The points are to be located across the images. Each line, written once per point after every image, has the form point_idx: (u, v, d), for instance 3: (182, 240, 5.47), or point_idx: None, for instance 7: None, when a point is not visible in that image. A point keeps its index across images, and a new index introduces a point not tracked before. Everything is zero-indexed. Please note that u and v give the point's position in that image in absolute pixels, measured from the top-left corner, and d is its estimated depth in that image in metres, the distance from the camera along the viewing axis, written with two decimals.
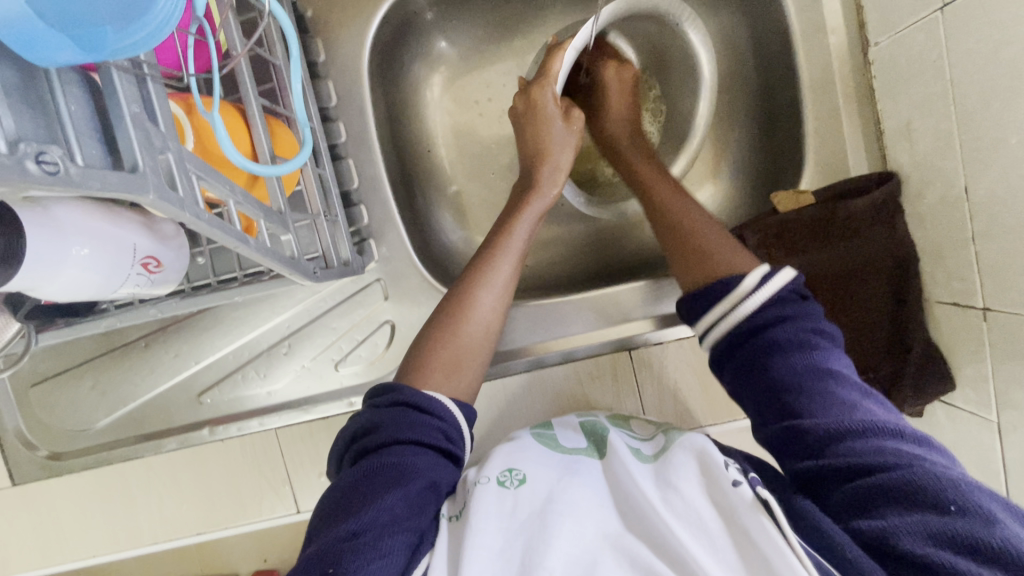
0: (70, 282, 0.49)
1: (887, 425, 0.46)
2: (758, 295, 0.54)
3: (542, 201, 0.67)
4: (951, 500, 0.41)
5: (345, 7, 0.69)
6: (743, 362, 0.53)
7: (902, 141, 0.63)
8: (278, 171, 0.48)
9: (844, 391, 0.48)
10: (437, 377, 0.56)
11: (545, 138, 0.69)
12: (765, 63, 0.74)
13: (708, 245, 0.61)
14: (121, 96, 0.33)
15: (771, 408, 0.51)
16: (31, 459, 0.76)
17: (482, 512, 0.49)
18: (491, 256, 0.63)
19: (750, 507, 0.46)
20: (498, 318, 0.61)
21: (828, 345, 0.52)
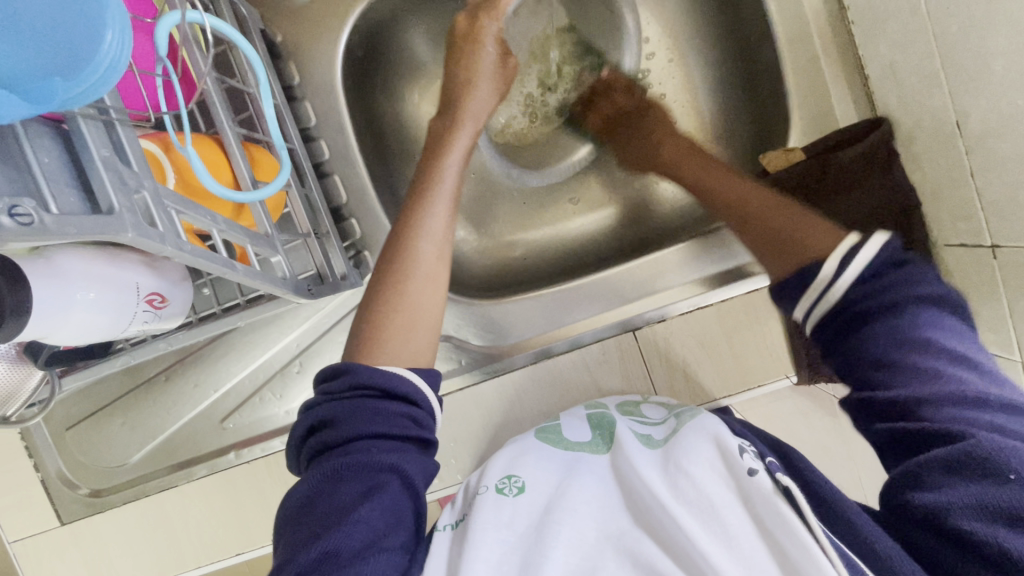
0: (82, 326, 0.51)
1: (968, 395, 0.42)
2: (847, 277, 0.49)
3: (468, 137, 0.66)
4: (1012, 468, 0.39)
5: (313, 28, 0.70)
6: (838, 329, 0.49)
7: (889, 83, 0.61)
8: (257, 195, 0.49)
9: (935, 363, 0.44)
10: (393, 348, 0.54)
11: (473, 64, 0.69)
12: (737, 22, 0.72)
13: (805, 235, 0.54)
14: (90, 143, 0.35)
15: (860, 387, 0.48)
16: (75, 498, 0.80)
17: (480, 523, 0.51)
18: (423, 201, 0.61)
19: (769, 496, 0.47)
20: (444, 268, 0.59)
21: (927, 308, 0.46)
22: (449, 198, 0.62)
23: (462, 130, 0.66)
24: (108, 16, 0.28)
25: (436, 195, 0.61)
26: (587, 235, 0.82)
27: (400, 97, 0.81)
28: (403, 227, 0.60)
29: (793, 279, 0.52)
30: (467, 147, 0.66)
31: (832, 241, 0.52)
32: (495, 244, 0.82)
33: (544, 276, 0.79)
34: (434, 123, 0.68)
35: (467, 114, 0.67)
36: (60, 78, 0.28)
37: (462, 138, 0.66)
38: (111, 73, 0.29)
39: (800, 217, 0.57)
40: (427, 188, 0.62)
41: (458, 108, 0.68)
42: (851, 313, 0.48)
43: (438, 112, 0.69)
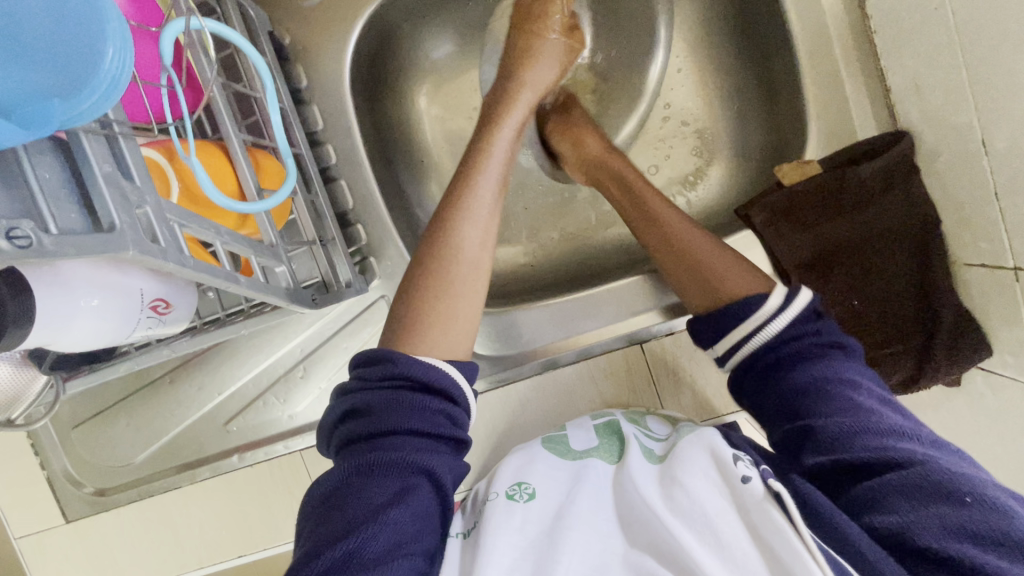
0: (85, 331, 0.51)
1: (899, 429, 0.49)
2: (785, 313, 0.56)
3: (520, 114, 0.66)
4: (966, 492, 0.43)
5: (322, 30, 0.69)
6: (761, 374, 0.57)
7: (912, 97, 0.59)
8: (263, 206, 0.48)
9: (862, 398, 0.51)
10: (438, 325, 0.54)
11: (538, 43, 0.69)
12: (755, 30, 0.70)
13: (719, 272, 0.61)
14: (91, 158, 0.34)
15: (792, 422, 0.53)
16: (80, 496, 0.80)
17: (492, 528, 0.50)
18: (470, 176, 0.60)
19: (761, 503, 0.47)
20: (486, 250, 0.59)
21: (847, 357, 0.55)
22: (499, 174, 0.62)
23: (514, 108, 0.66)
24: (108, 30, 0.27)
25: (486, 171, 0.61)
26: (595, 243, 0.81)
27: (409, 100, 0.79)
28: (450, 204, 0.59)
29: (707, 322, 0.60)
30: (519, 125, 0.65)
31: (749, 284, 0.59)
32: (502, 250, 0.81)
33: (552, 285, 0.78)
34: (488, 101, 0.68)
35: (521, 90, 0.67)
36: (59, 99, 0.27)
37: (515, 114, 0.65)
38: (114, 89, 0.28)
39: (713, 244, 0.63)
40: (474, 164, 0.61)
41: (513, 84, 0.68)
42: (785, 355, 0.56)
43: (495, 87, 0.68)
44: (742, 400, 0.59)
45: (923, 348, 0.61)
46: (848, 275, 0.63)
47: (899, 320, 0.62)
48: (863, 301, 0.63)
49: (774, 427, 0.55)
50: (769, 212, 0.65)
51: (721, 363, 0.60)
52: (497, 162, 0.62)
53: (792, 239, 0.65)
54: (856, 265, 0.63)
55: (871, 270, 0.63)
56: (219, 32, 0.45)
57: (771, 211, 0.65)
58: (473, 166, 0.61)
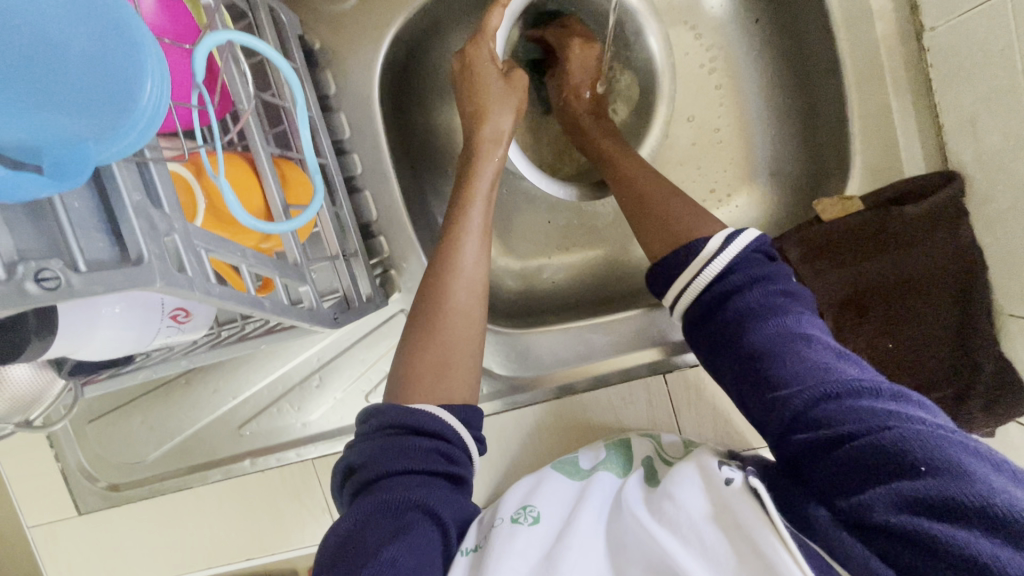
0: (106, 342, 0.49)
1: (860, 384, 0.44)
2: (723, 260, 0.53)
3: (492, 163, 0.64)
4: (920, 459, 0.39)
5: (354, 37, 0.67)
6: (719, 334, 0.52)
7: (968, 138, 0.57)
8: (289, 226, 0.46)
9: (816, 354, 0.46)
10: (424, 390, 0.53)
11: (484, 95, 0.65)
12: (802, 55, 0.68)
13: (678, 211, 0.58)
14: (121, 187, 0.33)
15: (753, 386, 0.48)
16: (93, 490, 0.81)
17: (498, 552, 0.47)
18: (454, 241, 0.60)
19: (741, 497, 0.45)
20: (480, 310, 0.58)
21: (796, 306, 0.51)
22: (477, 235, 0.60)
23: (482, 159, 0.64)
24: (145, 68, 0.26)
25: (467, 228, 0.60)
26: (620, 264, 0.79)
27: (437, 109, 0.78)
28: (438, 269, 0.59)
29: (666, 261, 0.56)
30: (492, 180, 0.64)
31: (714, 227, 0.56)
32: (525, 267, 0.80)
33: (571, 307, 0.78)
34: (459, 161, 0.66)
35: (484, 142, 0.65)
36: (93, 143, 0.26)
37: (487, 167, 0.64)
38: (151, 124, 0.28)
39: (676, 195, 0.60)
40: (455, 229, 0.60)
41: (476, 133, 0.65)
42: (734, 312, 0.51)
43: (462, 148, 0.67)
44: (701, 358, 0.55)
45: (960, 394, 0.60)
46: (886, 318, 0.61)
47: (937, 364, 0.60)
48: (899, 347, 0.61)
49: (742, 395, 0.50)
50: (805, 248, 0.63)
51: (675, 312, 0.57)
52: (476, 217, 0.61)
53: (828, 278, 0.62)
54: (894, 306, 0.61)
55: (909, 314, 0.60)
56: (248, 46, 0.43)
57: (808, 247, 0.63)
58: (455, 223, 0.61)
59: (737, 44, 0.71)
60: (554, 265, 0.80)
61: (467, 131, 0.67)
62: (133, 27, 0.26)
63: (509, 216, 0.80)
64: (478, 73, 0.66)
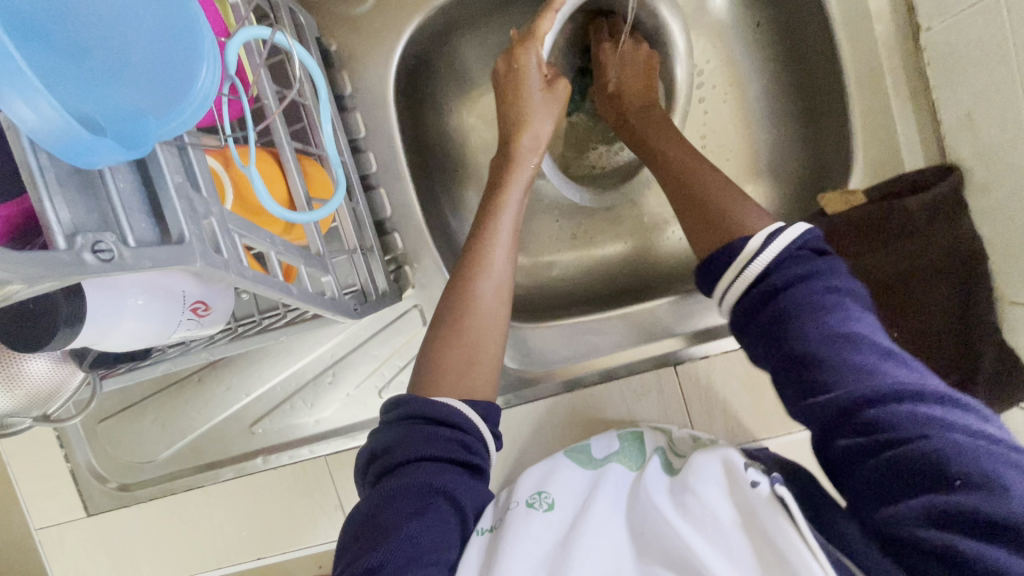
0: (129, 334, 0.49)
1: (910, 392, 0.41)
2: (771, 253, 0.49)
3: (528, 172, 0.66)
4: (957, 473, 0.37)
5: (369, 39, 0.69)
6: (763, 328, 0.48)
7: (965, 132, 0.59)
8: (315, 216, 0.47)
9: (869, 358, 0.43)
10: (449, 383, 0.54)
11: (525, 104, 0.67)
12: (803, 55, 0.70)
13: (724, 208, 0.56)
14: (164, 168, 0.34)
15: (792, 387, 0.45)
16: (102, 491, 0.80)
17: (512, 534, 0.48)
18: (481, 244, 0.61)
19: (768, 505, 0.44)
20: (504, 310, 0.60)
21: (849, 302, 0.46)
22: (509, 240, 0.62)
23: (519, 167, 0.66)
24: (205, 51, 0.28)
25: (498, 233, 0.61)
26: (627, 260, 0.81)
27: (449, 110, 0.79)
28: (464, 268, 0.60)
29: (710, 266, 0.53)
30: (527, 184, 0.66)
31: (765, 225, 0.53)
32: (534, 263, 0.81)
33: (581, 302, 0.79)
34: (493, 164, 0.68)
35: (522, 151, 0.66)
36: (154, 117, 0.27)
37: (521, 172, 0.66)
38: (199, 110, 0.29)
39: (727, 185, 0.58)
40: (485, 231, 0.62)
41: (516, 141, 0.67)
42: (777, 307, 0.47)
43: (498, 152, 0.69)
44: (743, 345, 0.51)
45: (964, 381, 0.61)
46: (891, 309, 0.63)
47: (942, 356, 0.61)
48: (905, 336, 0.62)
49: (783, 393, 0.47)
50: None
51: (720, 308, 0.54)
52: (508, 223, 0.63)
53: None
54: (897, 296, 0.62)
55: (914, 304, 0.62)
56: (304, 57, 0.47)
57: None
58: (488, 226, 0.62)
59: (739, 47, 0.74)
60: (564, 263, 0.82)
61: (504, 137, 0.69)
62: (194, 11, 0.27)
63: None
64: (522, 75, 0.66)
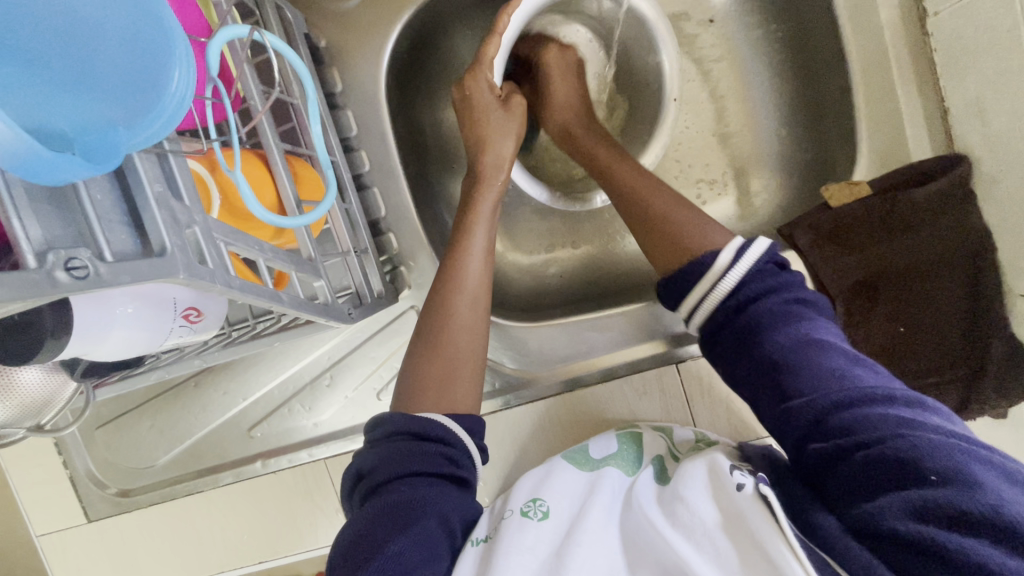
0: (120, 343, 0.48)
1: (877, 393, 0.44)
2: (737, 272, 0.52)
3: (495, 190, 0.64)
4: (933, 469, 0.39)
5: (359, 34, 0.67)
6: (733, 343, 0.52)
7: (975, 120, 0.57)
8: (305, 221, 0.46)
9: (834, 364, 0.47)
10: (431, 399, 0.53)
11: (482, 126, 0.65)
12: (806, 43, 0.68)
13: (677, 222, 0.57)
14: (143, 178, 0.33)
15: (771, 397, 0.49)
16: (102, 496, 0.80)
17: (505, 545, 0.47)
18: (454, 262, 0.60)
19: (752, 510, 0.43)
20: (483, 326, 0.58)
21: (812, 316, 0.51)
22: (481, 256, 0.60)
23: (486, 184, 0.64)
24: (175, 55, 0.26)
25: (471, 247, 0.60)
26: (627, 257, 0.80)
27: (443, 106, 0.78)
28: (438, 291, 0.59)
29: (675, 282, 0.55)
30: (495, 202, 0.64)
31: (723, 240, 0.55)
32: (532, 261, 0.80)
33: (580, 300, 0.78)
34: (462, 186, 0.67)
35: (487, 170, 0.65)
36: (122, 127, 0.26)
37: (488, 189, 0.64)
38: (176, 115, 0.28)
39: (677, 201, 0.59)
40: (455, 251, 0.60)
41: (478, 162, 0.65)
42: (751, 318, 0.51)
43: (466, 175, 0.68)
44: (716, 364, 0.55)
45: (972, 376, 0.60)
46: (896, 302, 0.61)
47: (944, 346, 0.60)
48: (910, 330, 0.61)
49: (759, 403, 0.51)
50: (813, 234, 0.63)
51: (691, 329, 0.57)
52: (480, 238, 0.61)
53: (840, 262, 0.62)
54: (903, 290, 0.61)
55: (919, 298, 0.60)
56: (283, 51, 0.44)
57: (816, 232, 0.63)
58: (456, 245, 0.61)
59: (740, 36, 0.72)
60: (563, 260, 0.80)
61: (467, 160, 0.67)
62: (164, 15, 0.26)
63: (515, 212, 0.80)
64: (476, 101, 0.66)
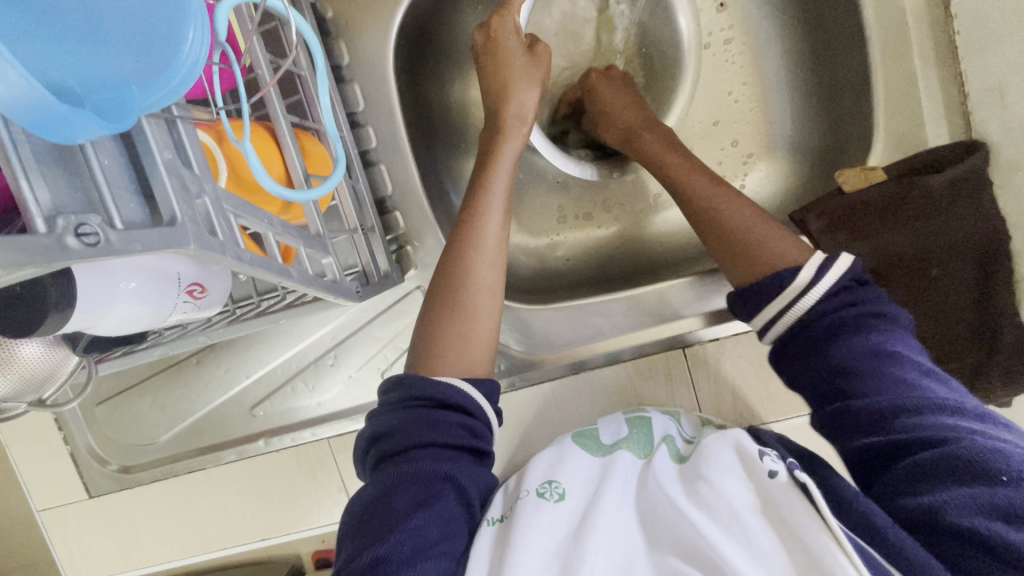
0: (123, 317, 0.47)
1: (946, 402, 0.43)
2: (820, 288, 0.51)
3: (519, 140, 0.63)
4: (1004, 471, 0.39)
5: (365, 4, 0.65)
6: (800, 352, 0.51)
7: (994, 104, 0.56)
8: (314, 195, 0.45)
9: (907, 373, 0.45)
10: (449, 355, 0.53)
11: (506, 69, 0.64)
12: (823, 23, 0.67)
13: (759, 237, 0.56)
14: (152, 144, 0.32)
15: (832, 399, 0.47)
16: (103, 473, 0.80)
17: (523, 526, 0.48)
18: (474, 215, 0.59)
19: (789, 494, 0.44)
20: (500, 282, 0.57)
21: (889, 327, 0.49)
22: (500, 211, 0.59)
23: (508, 137, 0.63)
24: (191, 15, 0.25)
25: (489, 203, 0.59)
26: (635, 241, 0.79)
27: (451, 84, 0.76)
28: (455, 246, 0.58)
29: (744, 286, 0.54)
30: (515, 158, 0.63)
31: (803, 257, 0.53)
32: (539, 244, 0.79)
33: (587, 283, 0.77)
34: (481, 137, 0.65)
35: (509, 119, 0.63)
36: (136, 86, 0.25)
37: (509, 144, 0.63)
38: (190, 77, 0.27)
39: (757, 217, 0.57)
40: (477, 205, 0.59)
41: (500, 111, 0.64)
42: (823, 325, 0.50)
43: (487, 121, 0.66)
44: (783, 375, 0.53)
45: (978, 367, 0.60)
46: (905, 291, 0.61)
47: (954, 333, 0.60)
48: (919, 319, 0.61)
49: (817, 408, 0.49)
50: (825, 219, 0.64)
51: (761, 336, 0.55)
52: (499, 193, 0.60)
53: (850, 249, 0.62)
54: (913, 278, 0.61)
55: (929, 286, 0.60)
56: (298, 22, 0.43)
57: (828, 217, 0.64)
58: (480, 199, 0.59)
59: (756, 15, 0.71)
60: (569, 244, 0.79)
61: (489, 109, 0.66)
62: None
63: (523, 193, 0.79)
64: (502, 45, 0.65)
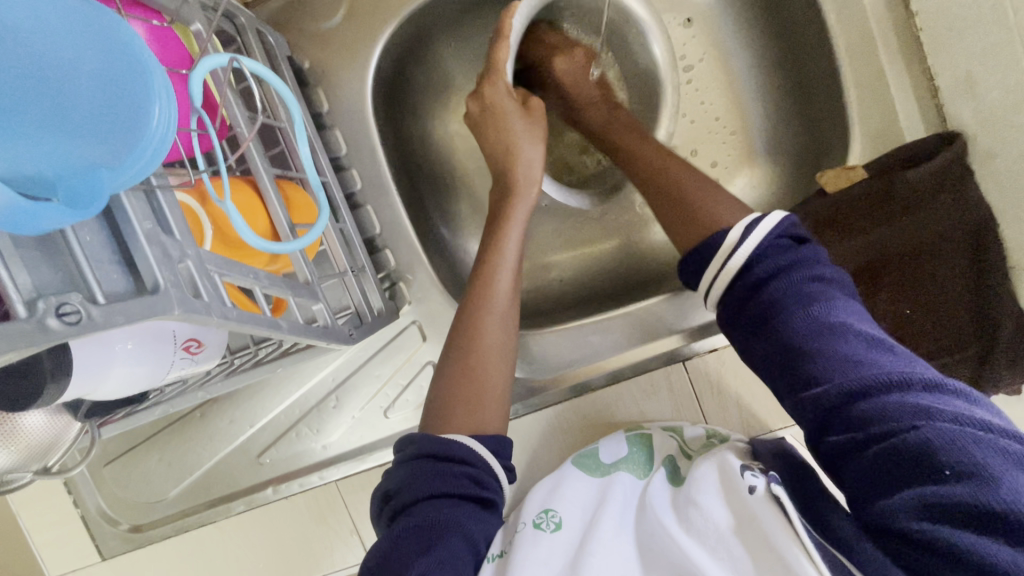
0: (121, 381, 0.47)
1: (898, 378, 0.42)
2: (748, 246, 0.51)
3: (529, 206, 0.63)
4: (949, 463, 0.38)
5: (342, 53, 0.67)
6: (752, 322, 0.50)
7: (965, 96, 0.58)
8: (300, 244, 0.45)
9: (854, 344, 0.44)
10: (460, 417, 0.53)
11: (506, 133, 0.64)
12: (788, 29, 0.68)
13: (704, 204, 0.57)
14: (132, 217, 0.32)
15: (789, 381, 0.47)
16: (115, 533, 0.79)
17: (520, 561, 0.48)
18: (485, 281, 0.59)
19: (765, 511, 0.43)
20: (509, 343, 0.58)
21: (833, 293, 0.48)
22: (511, 277, 0.60)
23: (521, 200, 0.63)
24: (154, 90, 0.26)
25: (502, 265, 0.60)
26: (627, 258, 0.79)
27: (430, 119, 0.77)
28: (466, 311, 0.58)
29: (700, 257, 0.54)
30: (527, 219, 0.63)
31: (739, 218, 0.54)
32: (532, 266, 0.80)
33: (582, 301, 0.78)
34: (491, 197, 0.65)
35: (521, 182, 0.63)
36: (105, 168, 0.26)
37: (522, 204, 0.63)
38: (160, 150, 0.28)
39: (711, 189, 0.58)
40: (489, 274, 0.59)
41: (511, 174, 0.64)
42: (767, 299, 0.49)
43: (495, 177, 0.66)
44: (734, 341, 0.53)
45: (982, 355, 0.58)
46: (897, 284, 0.61)
47: (955, 326, 0.59)
48: (917, 311, 0.60)
49: (777, 388, 0.49)
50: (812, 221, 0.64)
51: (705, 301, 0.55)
52: (510, 254, 0.61)
53: (840, 247, 0.62)
54: (906, 272, 0.60)
55: (922, 279, 0.60)
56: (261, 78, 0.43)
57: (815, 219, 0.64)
58: (488, 263, 0.60)
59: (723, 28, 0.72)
60: (560, 265, 0.80)
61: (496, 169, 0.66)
62: (138, 51, 0.26)
63: None
64: (497, 108, 0.64)
